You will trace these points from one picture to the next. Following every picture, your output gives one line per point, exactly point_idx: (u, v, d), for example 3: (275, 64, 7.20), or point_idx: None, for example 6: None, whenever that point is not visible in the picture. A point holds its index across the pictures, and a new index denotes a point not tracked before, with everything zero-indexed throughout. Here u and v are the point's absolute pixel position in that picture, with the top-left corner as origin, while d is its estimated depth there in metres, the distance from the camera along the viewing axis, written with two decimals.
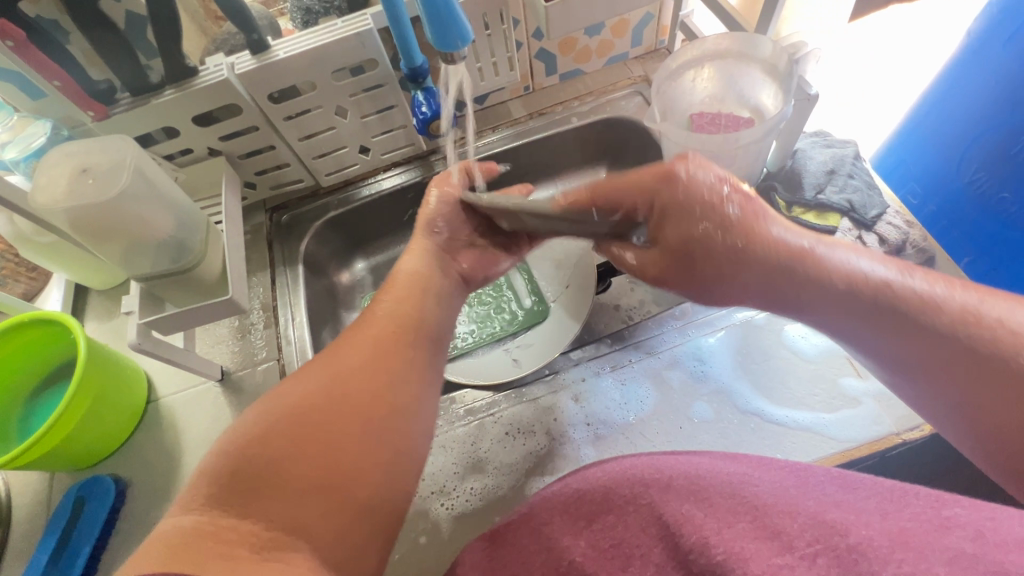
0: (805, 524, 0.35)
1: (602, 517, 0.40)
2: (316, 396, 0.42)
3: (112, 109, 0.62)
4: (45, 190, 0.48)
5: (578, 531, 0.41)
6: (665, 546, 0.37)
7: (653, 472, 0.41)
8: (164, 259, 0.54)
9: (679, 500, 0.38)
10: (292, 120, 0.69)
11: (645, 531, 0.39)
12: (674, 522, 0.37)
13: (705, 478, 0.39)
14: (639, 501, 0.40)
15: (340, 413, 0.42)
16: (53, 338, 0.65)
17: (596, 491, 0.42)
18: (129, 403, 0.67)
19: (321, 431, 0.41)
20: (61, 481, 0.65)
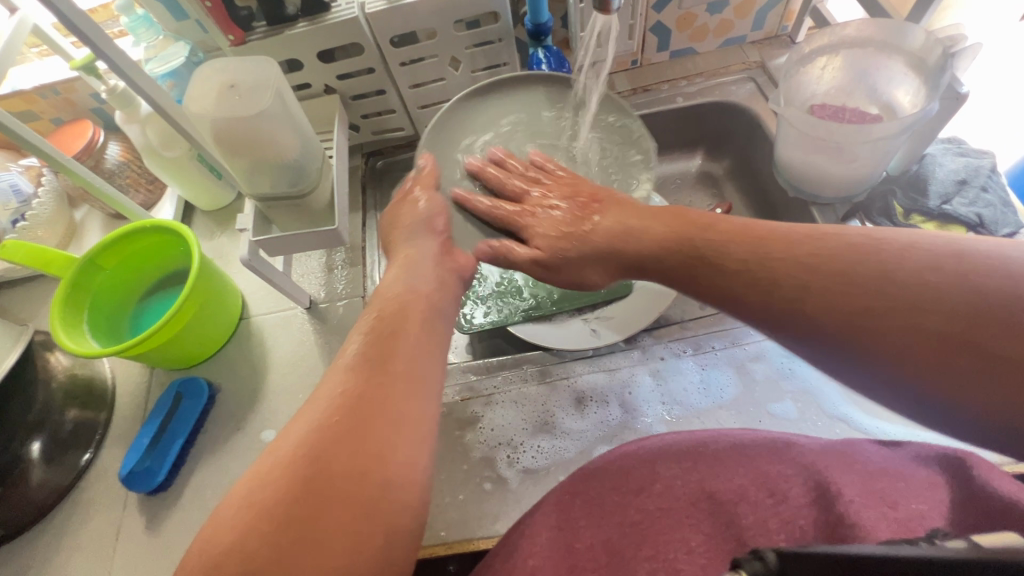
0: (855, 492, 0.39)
1: (651, 481, 0.43)
2: (356, 390, 0.40)
3: (248, 35, 0.65)
4: (195, 101, 0.51)
5: (625, 503, 0.42)
6: (714, 518, 0.40)
7: (696, 449, 0.44)
8: (284, 182, 0.57)
9: (729, 475, 0.42)
10: (407, 67, 0.70)
11: (694, 515, 0.40)
12: (723, 504, 0.40)
13: (753, 453, 0.43)
14: (682, 486, 0.42)
15: (363, 412, 0.39)
16: (168, 246, 0.70)
17: (637, 468, 0.44)
18: (225, 316, 0.71)
19: (336, 436, 0.37)
20: (159, 378, 0.71)
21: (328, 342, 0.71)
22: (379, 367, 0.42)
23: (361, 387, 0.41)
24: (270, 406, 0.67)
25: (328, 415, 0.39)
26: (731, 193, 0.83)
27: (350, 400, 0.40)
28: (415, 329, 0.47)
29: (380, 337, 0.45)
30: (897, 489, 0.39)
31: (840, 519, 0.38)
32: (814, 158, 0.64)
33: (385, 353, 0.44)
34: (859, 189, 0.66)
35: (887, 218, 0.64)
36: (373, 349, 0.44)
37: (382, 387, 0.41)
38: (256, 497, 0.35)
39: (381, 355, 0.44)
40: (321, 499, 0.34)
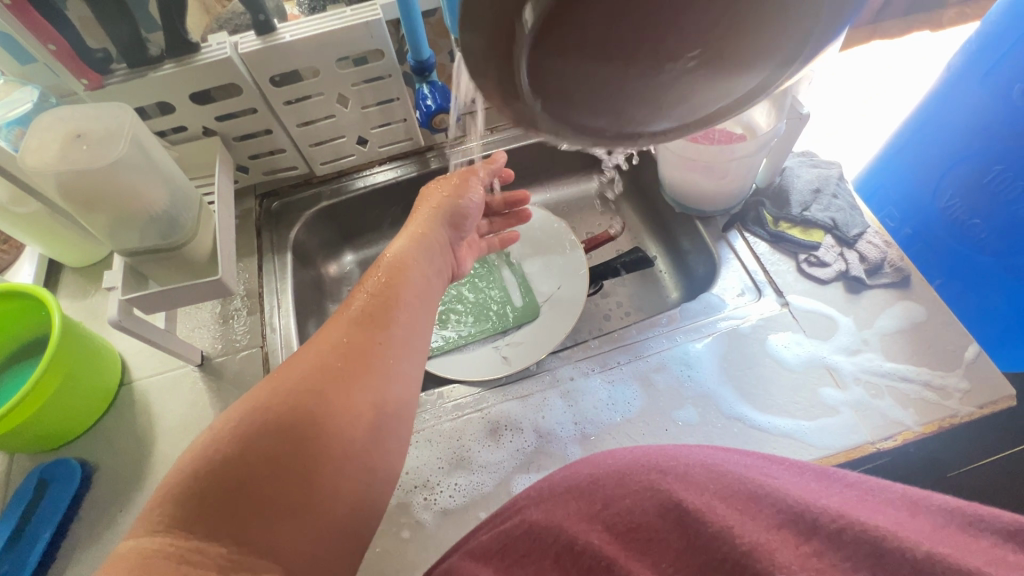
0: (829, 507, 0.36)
1: (655, 479, 0.40)
2: (349, 348, 0.45)
3: (106, 79, 0.60)
4: (34, 154, 0.46)
5: (593, 517, 0.40)
6: (681, 532, 0.37)
7: (667, 459, 0.42)
8: (154, 234, 0.53)
9: (727, 489, 0.38)
10: (291, 105, 0.68)
11: (660, 525, 0.38)
12: (688, 514, 0.38)
13: (722, 468, 0.41)
14: (649, 498, 0.40)
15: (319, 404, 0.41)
16: (23, 313, 0.62)
17: (607, 475, 0.42)
18: (101, 384, 0.64)
19: (318, 400, 0.41)
20: (20, 464, 0.62)
21: (226, 399, 0.66)
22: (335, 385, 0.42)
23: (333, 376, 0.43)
24: (159, 478, 0.61)
25: (286, 401, 0.40)
26: (628, 212, 0.88)
27: (314, 388, 0.41)
28: (381, 340, 0.47)
29: (345, 339, 0.46)
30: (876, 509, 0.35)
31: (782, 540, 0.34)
32: (691, 177, 0.69)
33: (357, 354, 0.45)
34: (733, 202, 0.72)
35: (759, 226, 0.70)
36: (342, 348, 0.45)
37: (365, 374, 0.44)
38: (197, 467, 0.36)
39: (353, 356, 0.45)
40: (277, 476, 0.37)
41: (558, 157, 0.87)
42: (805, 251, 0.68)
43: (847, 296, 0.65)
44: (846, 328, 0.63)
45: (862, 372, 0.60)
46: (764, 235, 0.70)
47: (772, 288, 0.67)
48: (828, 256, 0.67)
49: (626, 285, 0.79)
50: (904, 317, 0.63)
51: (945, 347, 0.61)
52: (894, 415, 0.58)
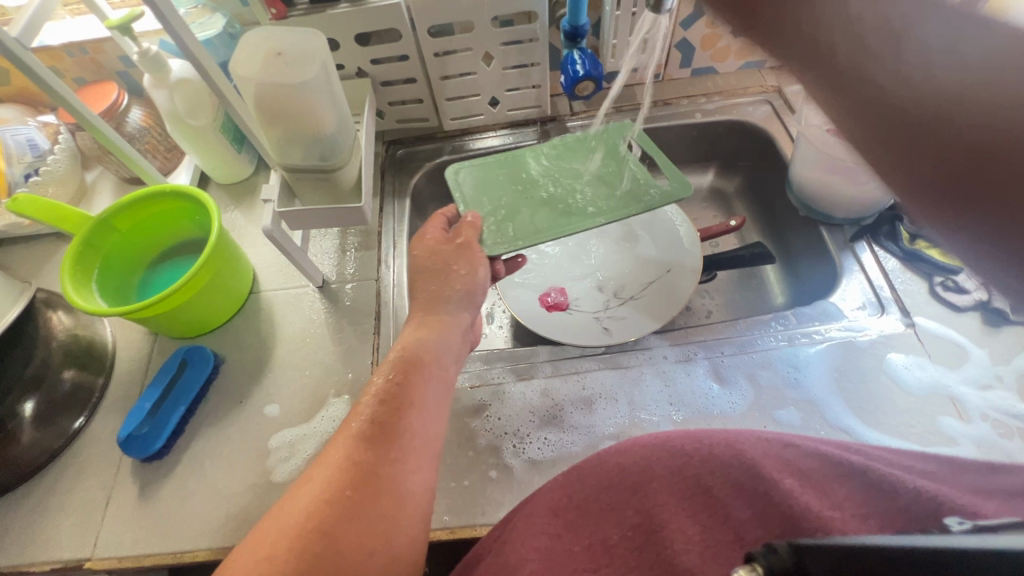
0: (854, 489, 0.36)
1: (685, 467, 0.40)
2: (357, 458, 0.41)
3: (289, 11, 0.65)
4: (240, 65, 0.51)
5: (624, 502, 0.41)
6: (713, 514, 0.38)
7: (692, 444, 0.41)
8: (315, 155, 0.57)
9: (770, 458, 0.38)
10: (439, 57, 0.71)
11: (687, 506, 0.39)
12: (717, 498, 0.38)
13: (742, 447, 0.40)
14: (678, 483, 0.40)
15: (376, 455, 0.42)
16: (182, 213, 0.69)
17: (633, 463, 0.42)
18: (236, 288, 0.71)
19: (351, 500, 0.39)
20: (163, 344, 0.70)
21: (339, 321, 0.71)
22: (391, 408, 0.45)
23: (361, 450, 0.42)
24: (274, 380, 0.67)
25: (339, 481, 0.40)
26: (740, 210, 0.87)
27: (354, 463, 0.41)
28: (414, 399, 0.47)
29: (361, 430, 0.44)
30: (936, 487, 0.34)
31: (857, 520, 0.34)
32: (830, 179, 0.66)
33: (397, 398, 0.46)
34: (868, 212, 0.68)
35: (893, 242, 0.67)
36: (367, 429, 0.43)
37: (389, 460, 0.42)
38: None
39: (375, 433, 0.43)
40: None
41: (678, 146, 0.87)
42: (941, 274, 0.64)
43: (984, 328, 0.61)
44: (978, 361, 0.59)
45: (990, 409, 0.56)
46: (897, 251, 0.66)
47: (897, 307, 0.63)
48: (967, 283, 0.63)
49: (726, 283, 0.78)
50: None
51: None
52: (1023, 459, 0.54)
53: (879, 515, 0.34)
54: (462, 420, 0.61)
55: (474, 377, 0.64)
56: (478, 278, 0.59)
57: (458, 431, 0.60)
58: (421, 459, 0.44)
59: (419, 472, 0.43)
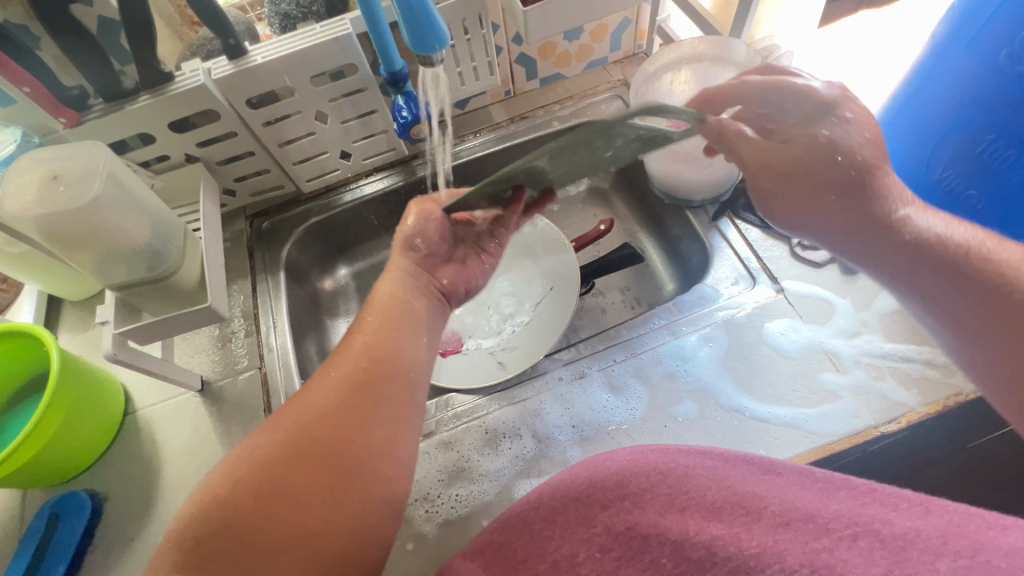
0: (839, 511, 0.39)
1: (616, 504, 0.42)
2: (321, 409, 0.45)
3: (84, 115, 0.60)
4: (13, 198, 0.47)
5: (593, 518, 0.41)
6: (683, 526, 0.39)
7: (668, 463, 0.44)
8: (141, 267, 0.53)
9: (699, 495, 0.41)
10: (270, 126, 0.68)
11: (665, 521, 0.40)
12: (681, 506, 0.41)
13: (721, 475, 0.43)
14: (662, 496, 0.41)
15: (333, 430, 0.44)
16: (23, 351, 0.63)
17: (609, 479, 0.43)
18: (105, 415, 0.65)
19: (326, 427, 0.45)
20: (34, 498, 0.63)
21: (228, 422, 0.67)
22: (357, 412, 0.46)
23: (305, 434, 0.44)
24: (167, 505, 0.62)
25: (279, 453, 0.43)
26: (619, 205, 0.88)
27: (302, 438, 0.44)
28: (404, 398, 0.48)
29: (343, 382, 0.47)
30: (881, 508, 0.39)
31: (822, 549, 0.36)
32: (675, 167, 0.69)
33: (372, 384, 0.47)
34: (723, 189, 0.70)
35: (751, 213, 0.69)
36: (343, 395, 0.46)
37: (358, 423, 0.45)
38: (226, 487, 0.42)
39: (352, 397, 0.46)
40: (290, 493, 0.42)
41: None
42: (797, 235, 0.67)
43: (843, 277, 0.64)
44: (844, 311, 0.62)
45: (861, 354, 0.60)
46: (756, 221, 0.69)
47: (767, 275, 0.66)
48: None
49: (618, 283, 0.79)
50: None
51: None
52: (896, 397, 0.57)
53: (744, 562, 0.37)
54: None
55: None
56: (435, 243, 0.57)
57: None
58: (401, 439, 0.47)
59: (388, 469, 0.46)
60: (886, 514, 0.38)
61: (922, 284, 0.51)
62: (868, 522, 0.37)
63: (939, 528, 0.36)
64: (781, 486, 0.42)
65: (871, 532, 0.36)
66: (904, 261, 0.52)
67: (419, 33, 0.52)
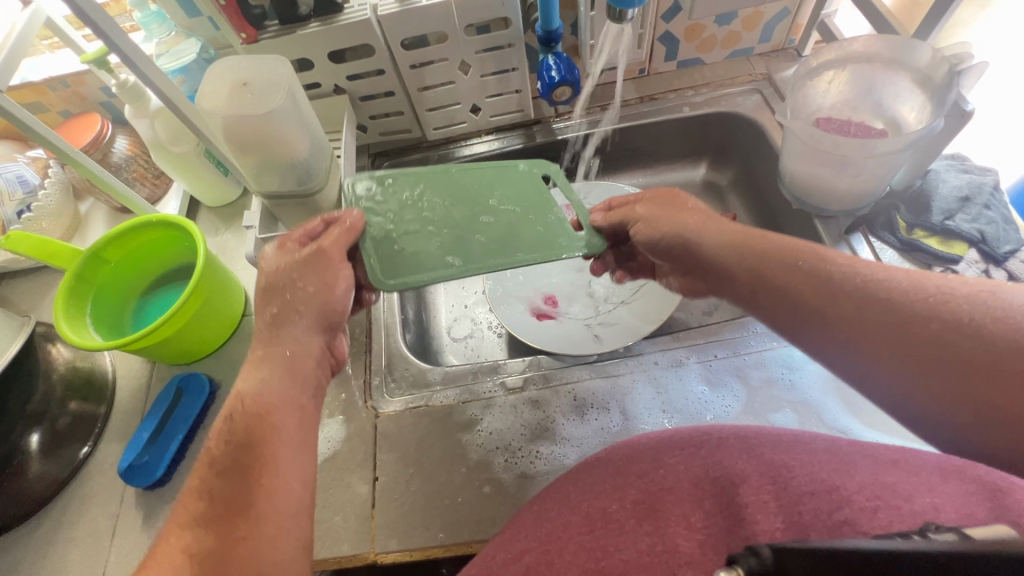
0: (863, 483, 0.39)
1: (650, 472, 0.43)
2: (233, 454, 0.41)
3: (260, 34, 0.65)
4: (207, 99, 0.51)
5: (623, 485, 0.42)
6: (717, 495, 0.40)
7: (699, 436, 0.45)
8: (293, 180, 0.57)
9: (728, 464, 0.42)
10: (416, 69, 0.71)
11: (695, 493, 0.41)
12: (724, 485, 0.40)
13: (754, 444, 0.43)
14: (685, 471, 0.42)
15: (244, 470, 0.40)
16: (172, 241, 0.70)
17: (642, 451, 0.45)
18: (228, 312, 0.71)
19: (234, 492, 0.39)
20: (161, 371, 0.71)
21: None
22: (250, 454, 0.41)
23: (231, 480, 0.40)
24: None
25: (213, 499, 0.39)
26: (735, 204, 0.85)
27: (223, 501, 0.39)
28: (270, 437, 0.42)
29: (233, 440, 0.41)
30: (913, 483, 0.38)
31: (845, 521, 0.37)
32: (819, 171, 0.65)
33: (257, 424, 0.42)
34: (864, 202, 0.66)
35: (888, 232, 0.64)
36: (223, 468, 0.40)
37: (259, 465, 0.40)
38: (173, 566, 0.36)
39: (231, 467, 0.40)
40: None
41: (667, 140, 0.85)
42: (940, 264, 0.62)
43: None
44: None
45: None
46: (894, 242, 0.64)
47: None
48: (969, 272, 0.60)
49: None
50: None
51: None
52: None
53: (800, 524, 0.37)
54: (454, 436, 0.61)
55: (466, 392, 0.63)
56: (339, 291, 0.50)
57: (450, 447, 0.60)
58: (301, 440, 0.43)
59: (293, 481, 0.41)
60: (914, 489, 0.38)
61: (864, 339, 0.41)
62: (890, 498, 0.37)
63: (967, 507, 0.36)
64: (811, 458, 0.42)
65: (892, 506, 0.37)
66: (751, 290, 0.48)
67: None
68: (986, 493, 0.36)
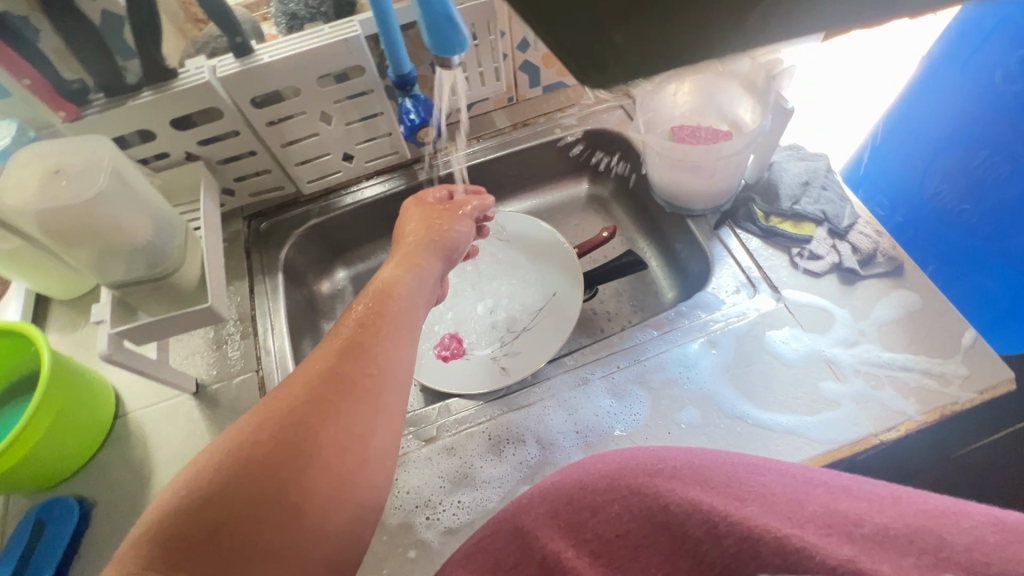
0: (817, 512, 0.39)
1: (604, 508, 0.43)
2: (276, 431, 0.40)
3: (84, 110, 0.59)
4: (15, 192, 0.46)
5: (582, 523, 0.43)
6: (670, 534, 0.40)
7: (655, 463, 0.44)
8: (141, 266, 0.52)
9: (682, 491, 0.42)
10: (273, 126, 0.68)
11: (649, 532, 0.41)
12: (675, 519, 0.40)
13: (707, 469, 0.43)
14: (637, 504, 0.42)
15: (287, 455, 0.39)
16: (10, 349, 0.61)
17: (595, 485, 0.44)
18: (94, 418, 0.63)
19: (277, 460, 0.38)
20: (17, 503, 0.61)
21: (222, 426, 0.65)
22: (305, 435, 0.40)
23: (291, 427, 0.40)
24: None
25: (244, 457, 0.38)
26: (619, 214, 0.88)
27: (260, 472, 0.38)
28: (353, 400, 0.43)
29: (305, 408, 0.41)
30: (860, 507, 0.39)
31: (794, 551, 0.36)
32: (680, 177, 0.69)
33: (313, 422, 0.41)
34: (724, 199, 0.72)
35: (751, 222, 0.70)
36: (318, 394, 0.42)
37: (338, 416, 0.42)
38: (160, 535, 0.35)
39: (328, 399, 0.42)
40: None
41: (546, 162, 0.87)
42: (797, 246, 0.68)
43: (841, 288, 0.66)
44: (842, 320, 0.63)
45: (861, 363, 0.61)
46: (756, 230, 0.70)
47: (766, 284, 0.67)
48: (820, 249, 0.67)
49: (620, 290, 0.79)
50: (900, 306, 0.63)
51: (941, 335, 0.61)
52: (895, 405, 0.58)
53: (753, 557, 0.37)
54: None
55: None
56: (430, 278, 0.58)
57: None
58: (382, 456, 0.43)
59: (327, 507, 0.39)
60: (866, 511, 0.38)
61: None
62: (843, 525, 0.37)
63: (908, 525, 0.36)
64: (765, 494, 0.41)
65: (843, 532, 0.36)
66: None
67: (441, 37, 0.50)
68: (921, 527, 0.36)
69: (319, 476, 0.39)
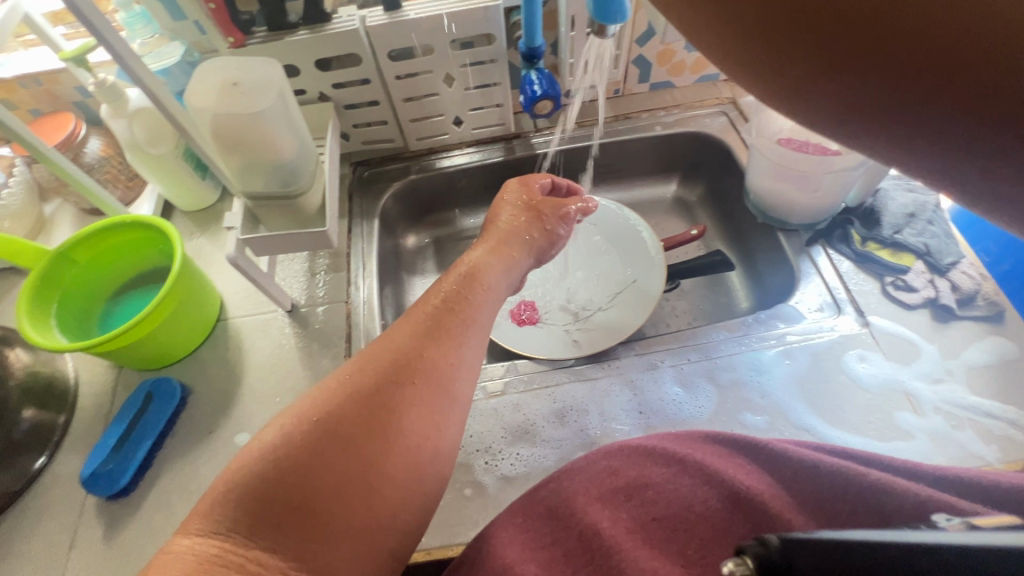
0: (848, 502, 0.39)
1: (642, 492, 0.43)
2: (376, 359, 0.42)
3: (248, 39, 0.65)
4: (197, 96, 0.52)
5: (618, 504, 0.43)
6: (712, 526, 0.41)
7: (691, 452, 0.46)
8: (277, 182, 0.58)
9: (720, 483, 0.42)
10: (401, 80, 0.73)
11: (689, 522, 0.41)
12: (717, 513, 0.41)
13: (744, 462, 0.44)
14: (678, 491, 0.43)
15: (380, 384, 0.41)
16: (146, 241, 0.68)
17: (635, 469, 0.45)
18: (202, 316, 0.70)
19: (365, 385, 0.40)
20: (128, 377, 0.68)
21: (308, 346, 0.71)
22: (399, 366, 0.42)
23: (388, 361, 0.42)
24: (244, 408, 0.66)
25: (335, 382, 0.40)
26: (703, 219, 0.89)
27: (347, 396, 0.39)
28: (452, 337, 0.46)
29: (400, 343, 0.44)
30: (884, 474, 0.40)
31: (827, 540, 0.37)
32: (781, 187, 0.70)
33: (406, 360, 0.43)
34: (821, 217, 0.71)
35: (845, 244, 0.70)
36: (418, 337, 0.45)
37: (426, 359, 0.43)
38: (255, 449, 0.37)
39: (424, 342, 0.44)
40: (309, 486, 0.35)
41: (640, 158, 0.89)
42: (891, 275, 0.67)
43: (934, 324, 0.64)
44: (929, 356, 0.62)
45: (942, 402, 0.59)
46: (849, 253, 0.69)
47: (853, 307, 0.66)
48: (916, 282, 0.66)
49: (694, 291, 0.80)
50: (996, 352, 0.61)
51: None
52: (975, 449, 0.56)
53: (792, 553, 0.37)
54: None
55: None
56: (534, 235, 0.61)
57: None
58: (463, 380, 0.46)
59: (402, 434, 0.39)
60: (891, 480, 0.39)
61: None
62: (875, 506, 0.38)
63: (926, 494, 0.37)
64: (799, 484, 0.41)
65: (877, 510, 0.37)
66: None
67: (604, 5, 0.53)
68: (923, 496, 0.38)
69: (403, 407, 0.40)
